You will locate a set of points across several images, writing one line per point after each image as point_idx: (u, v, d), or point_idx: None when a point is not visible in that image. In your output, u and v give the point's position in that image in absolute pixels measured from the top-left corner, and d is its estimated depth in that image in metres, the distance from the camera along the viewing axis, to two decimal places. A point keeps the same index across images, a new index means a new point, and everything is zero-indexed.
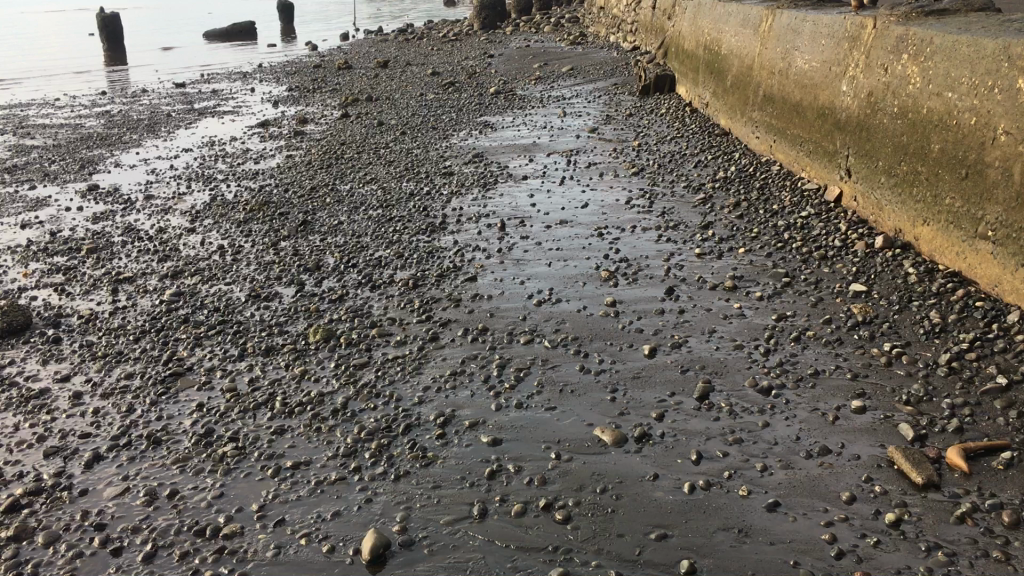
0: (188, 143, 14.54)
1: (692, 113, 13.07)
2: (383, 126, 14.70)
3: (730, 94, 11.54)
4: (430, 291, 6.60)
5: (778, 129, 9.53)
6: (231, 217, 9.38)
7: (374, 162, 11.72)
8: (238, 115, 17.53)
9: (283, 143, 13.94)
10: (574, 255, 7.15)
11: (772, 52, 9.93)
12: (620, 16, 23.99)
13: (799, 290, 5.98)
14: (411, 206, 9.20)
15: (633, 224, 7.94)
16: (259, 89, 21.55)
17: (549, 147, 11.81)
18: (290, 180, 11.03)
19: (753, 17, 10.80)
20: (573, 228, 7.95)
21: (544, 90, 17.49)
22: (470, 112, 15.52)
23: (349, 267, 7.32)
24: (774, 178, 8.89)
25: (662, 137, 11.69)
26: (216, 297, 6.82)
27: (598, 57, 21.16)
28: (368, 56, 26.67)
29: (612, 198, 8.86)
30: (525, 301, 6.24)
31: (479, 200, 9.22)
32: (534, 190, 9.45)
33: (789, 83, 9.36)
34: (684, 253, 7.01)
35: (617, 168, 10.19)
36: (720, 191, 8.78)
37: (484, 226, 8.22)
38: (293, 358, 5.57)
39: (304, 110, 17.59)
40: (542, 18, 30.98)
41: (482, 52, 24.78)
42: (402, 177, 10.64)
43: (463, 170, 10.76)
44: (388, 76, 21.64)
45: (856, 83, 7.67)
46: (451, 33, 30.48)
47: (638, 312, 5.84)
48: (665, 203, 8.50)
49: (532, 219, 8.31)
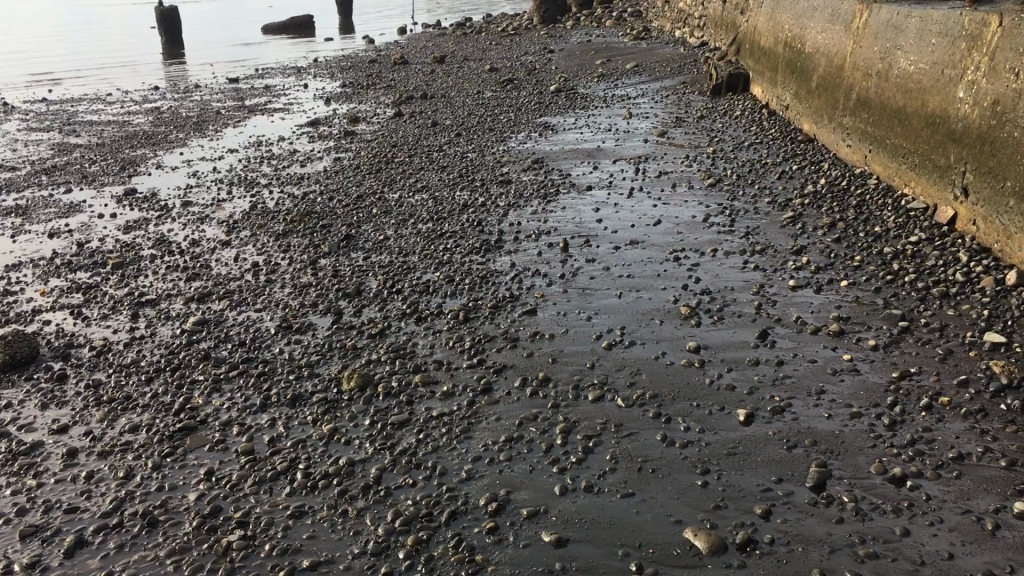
0: (234, 143, 13.95)
1: (770, 117, 12.07)
2: (438, 127, 13.94)
3: (816, 97, 10.53)
4: (484, 327, 5.79)
5: (874, 137, 8.52)
6: (270, 229, 8.69)
7: (426, 167, 10.95)
8: (288, 113, 16.92)
9: (332, 144, 13.27)
10: (647, 285, 6.28)
11: (869, 51, 8.89)
12: (687, 11, 22.94)
13: (920, 338, 5.03)
14: (463, 220, 8.41)
15: (714, 246, 7.04)
16: (312, 85, 20.97)
17: (614, 152, 10.93)
18: (336, 186, 10.32)
19: (845, 11, 9.75)
20: (645, 250, 7.07)
21: (608, 88, 16.57)
22: (530, 111, 14.69)
23: (394, 294, 6.55)
24: (872, 194, 7.89)
25: (739, 143, 10.72)
26: (243, 328, 6.10)
27: (665, 53, 20.13)
28: (425, 51, 25.94)
29: (686, 214, 7.97)
30: (593, 342, 5.39)
31: (539, 214, 8.38)
32: (599, 203, 8.60)
33: (889, 86, 8.33)
34: (776, 285, 6.09)
35: (690, 178, 9.28)
36: (811, 208, 7.82)
37: (545, 245, 7.38)
38: (322, 412, 4.81)
39: (356, 107, 16.93)
40: (605, 11, 29.98)
41: (543, 47, 23.90)
42: (456, 185, 9.85)
43: (522, 178, 9.94)
44: (444, 72, 20.89)
45: (976, 88, 6.64)
46: (511, 27, 29.63)
47: (727, 362, 4.95)
48: (748, 222, 7.58)
49: (599, 239, 7.45)
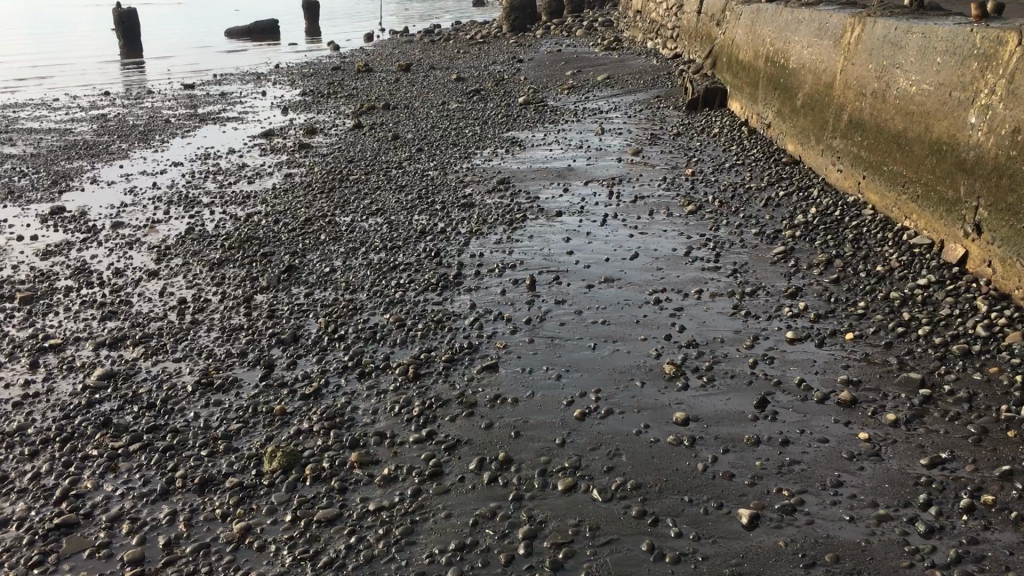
0: (179, 155, 13.03)
1: (751, 135, 11.40)
2: (398, 140, 13.12)
3: (801, 116, 9.86)
4: (437, 387, 4.98)
5: (869, 163, 7.84)
6: (204, 257, 7.83)
7: (382, 186, 10.12)
8: (241, 122, 16.00)
9: (284, 158, 12.40)
10: (625, 335, 5.51)
11: (862, 69, 8.23)
12: (659, 21, 22.32)
13: (947, 411, 4.29)
14: (420, 249, 7.61)
15: (698, 285, 6.29)
16: (270, 92, 20.03)
17: (586, 172, 10.20)
18: (283, 207, 9.48)
19: (835, 25, 9.08)
20: (622, 289, 6.31)
21: (578, 101, 15.83)
22: (496, 125, 13.92)
23: (335, 342, 5.72)
24: (869, 227, 7.19)
25: (719, 164, 10.01)
26: (156, 384, 5.25)
27: (637, 65, 19.47)
28: (390, 59, 25.09)
29: (665, 246, 7.23)
30: (564, 410, 4.60)
31: (503, 244, 7.60)
32: (570, 231, 7.84)
33: (885, 108, 7.65)
34: (772, 337, 5.34)
35: (668, 204, 8.56)
36: (802, 242, 7.11)
37: (510, 283, 6.59)
38: (235, 502, 3.97)
39: (314, 117, 16.06)
40: (574, 20, 29.32)
41: (512, 57, 23.15)
42: (413, 208, 9.04)
43: (485, 201, 9.16)
44: (408, 81, 20.06)
45: (992, 114, 5.94)
46: (479, 35, 28.89)
47: (723, 440, 4.18)
48: (735, 258, 6.84)
49: (570, 275, 6.67)
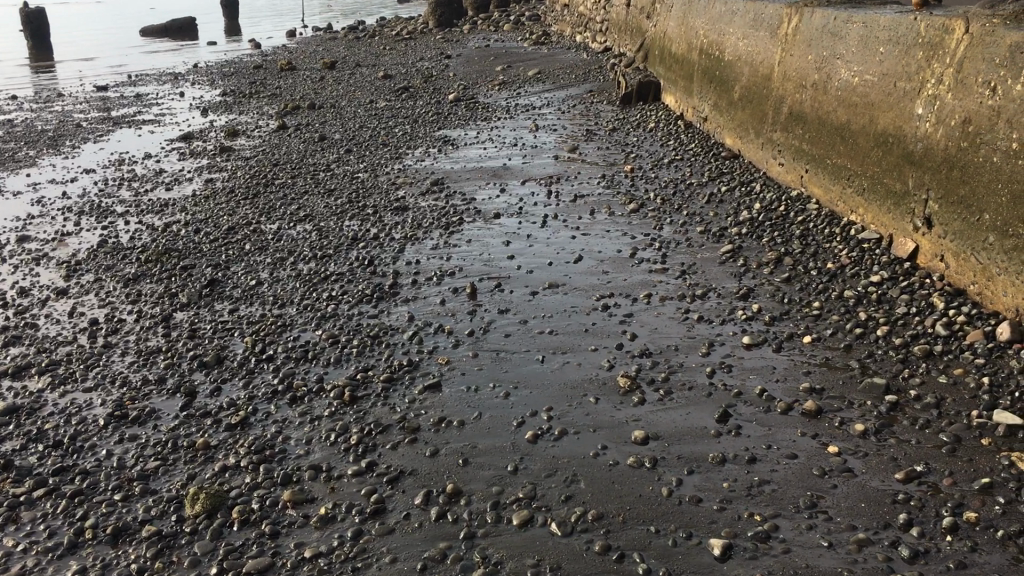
0: (92, 162, 12.36)
1: (687, 129, 11.24)
2: (325, 141, 12.64)
3: (739, 109, 9.71)
4: (375, 411, 4.61)
5: (812, 156, 7.69)
6: (119, 272, 7.33)
7: (310, 190, 9.68)
8: (159, 125, 15.31)
9: (205, 162, 11.85)
10: (575, 346, 5.22)
11: (801, 60, 8.08)
12: (587, 15, 22.15)
13: (916, 418, 4.08)
14: (352, 258, 7.22)
15: (646, 289, 6.03)
16: (189, 93, 19.30)
17: (522, 170, 9.90)
18: (205, 215, 8.99)
19: (771, 16, 8.93)
20: (568, 295, 6.02)
21: (510, 97, 15.52)
22: (427, 123, 13.54)
23: (263, 363, 5.31)
24: (815, 222, 7.03)
25: (658, 160, 9.81)
26: (63, 418, 4.78)
27: (567, 59, 19.24)
28: (314, 57, 24.46)
29: (609, 248, 6.97)
30: (514, 432, 4.27)
31: (440, 250, 7.25)
32: (510, 234, 7.53)
33: (826, 100, 7.50)
34: (728, 342, 5.10)
35: (609, 202, 8.31)
36: (749, 239, 6.91)
37: (449, 292, 6.25)
38: (153, 555, 3.57)
39: (236, 119, 15.46)
40: (501, 15, 29.04)
41: (440, 53, 22.74)
42: (344, 213, 8.63)
43: (419, 204, 8.79)
44: (334, 80, 19.51)
45: (939, 105, 5.79)
46: (406, 31, 28.37)
47: (686, 460, 3.90)
48: (682, 258, 6.61)
49: (512, 282, 6.36)
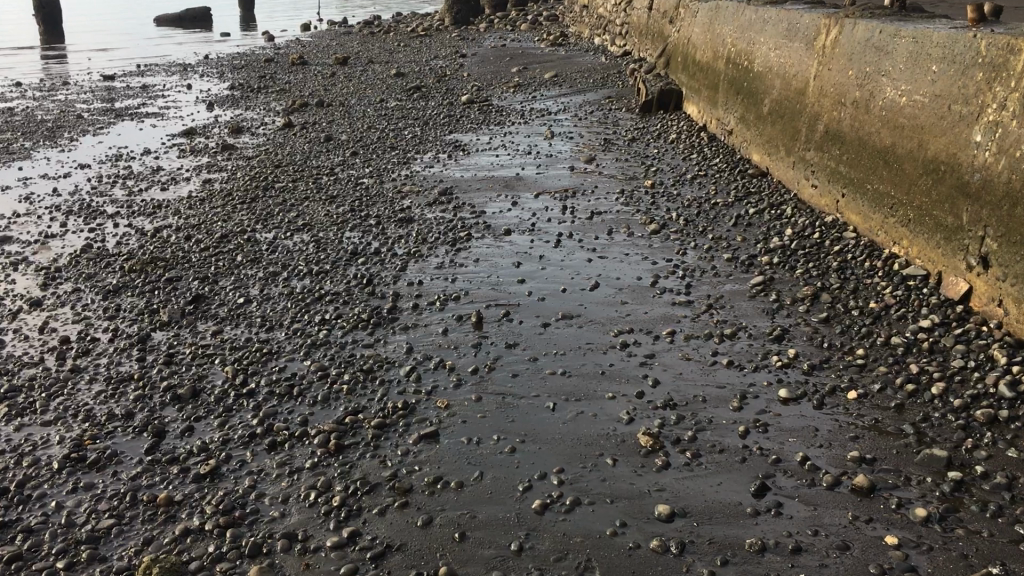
0: (87, 156, 11.87)
1: (711, 142, 10.69)
2: (331, 142, 12.12)
3: (769, 124, 9.16)
4: (363, 464, 4.07)
5: (850, 180, 7.13)
6: (99, 282, 6.81)
7: (311, 196, 9.16)
8: (161, 118, 14.82)
9: (205, 161, 11.35)
10: (590, 391, 4.68)
11: (840, 75, 7.52)
12: (607, 17, 21.61)
13: (985, 503, 3.51)
14: (350, 275, 6.69)
15: (668, 324, 5.49)
16: (196, 85, 18.80)
17: (535, 181, 9.38)
18: (199, 220, 8.48)
19: (807, 27, 8.37)
20: (583, 330, 5.48)
21: (525, 100, 15.00)
22: (438, 126, 13.02)
23: (242, 399, 4.77)
24: (852, 253, 6.48)
25: (680, 175, 9.26)
26: (14, 459, 4.26)
27: (585, 62, 18.71)
28: (327, 51, 23.97)
29: (628, 275, 6.43)
30: (520, 499, 3.73)
31: (446, 269, 6.73)
32: (521, 253, 7.01)
33: (868, 120, 6.94)
34: (762, 394, 4.54)
35: (628, 221, 7.78)
36: (780, 270, 6.36)
37: (454, 320, 5.73)
38: None
39: (242, 114, 14.96)
40: (517, 14, 28.50)
41: (454, 51, 22.22)
42: (344, 224, 8.11)
43: (426, 216, 8.27)
44: (345, 76, 19.01)
45: (1002, 132, 5.22)
46: (421, 27, 27.86)
47: (719, 546, 3.35)
48: (708, 290, 6.06)
49: (522, 311, 5.84)
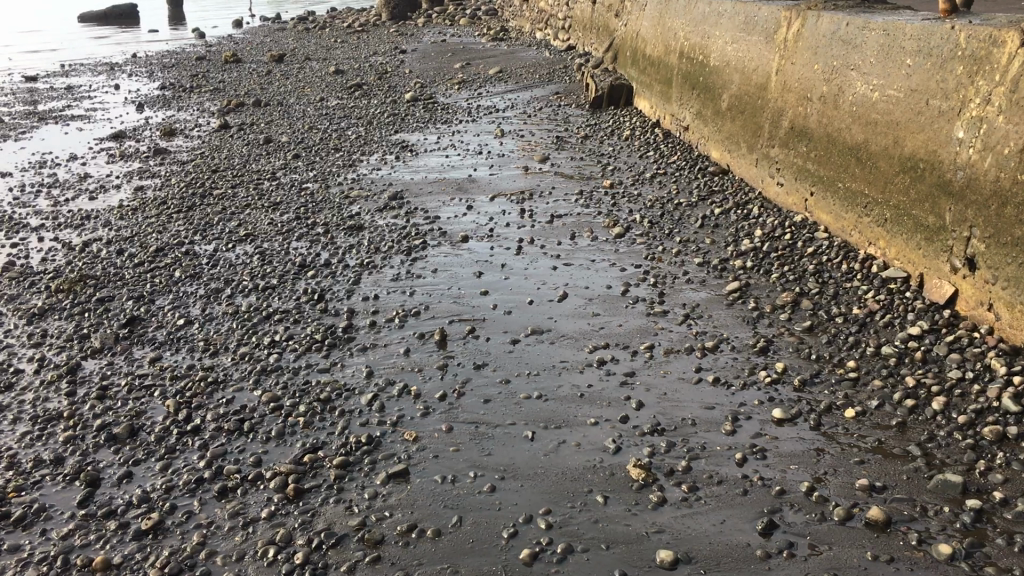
0: (9, 164, 11.17)
1: (666, 139, 10.43)
2: (270, 144, 11.58)
3: (727, 120, 8.90)
4: (326, 512, 3.65)
5: (819, 178, 6.88)
6: (24, 304, 6.26)
7: (253, 203, 8.65)
8: (88, 121, 14.07)
9: (137, 166, 10.75)
10: (569, 416, 4.32)
11: (804, 70, 7.27)
12: (549, 11, 21.30)
13: (1011, 536, 3.23)
14: (300, 290, 6.25)
15: (645, 337, 5.17)
16: (125, 85, 17.99)
17: (489, 183, 9.01)
18: (132, 232, 7.94)
19: (767, 19, 8.12)
20: (555, 347, 5.12)
21: (471, 97, 14.60)
22: (383, 125, 12.56)
23: (187, 438, 4.31)
24: (827, 254, 6.23)
25: (638, 174, 8.97)
26: None
27: (529, 57, 18.37)
28: (262, 48, 23.23)
29: (596, 283, 6.10)
30: (505, 548, 3.37)
31: (402, 281, 6.32)
32: (481, 262, 6.64)
33: (837, 115, 6.70)
34: (755, 415, 4.24)
35: (590, 224, 7.46)
36: (755, 276, 6.09)
37: (415, 339, 5.33)
38: None
39: (175, 116, 14.30)
40: (456, 8, 28.04)
41: (394, 47, 21.70)
42: (290, 233, 7.64)
43: (376, 222, 7.84)
44: (281, 74, 18.39)
45: (987, 129, 4.98)
46: (358, 23, 27.25)
47: None
48: (683, 298, 5.75)
49: (488, 327, 5.46)
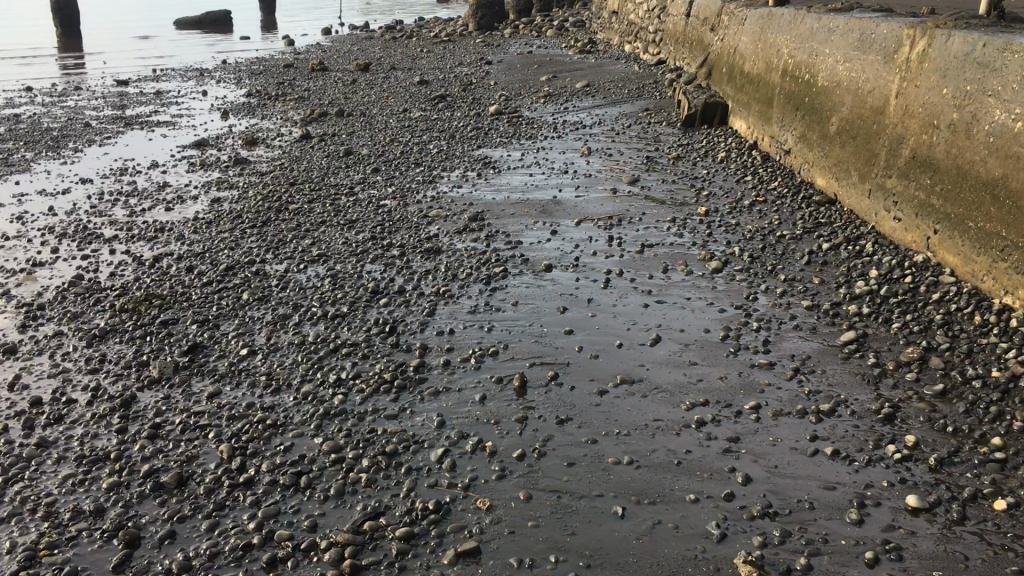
0: (91, 170, 11.09)
1: (765, 163, 9.79)
2: (351, 157, 11.28)
3: (837, 145, 8.23)
4: None
5: (948, 215, 6.18)
6: (86, 323, 5.99)
7: (328, 220, 8.31)
8: (172, 127, 14.04)
9: (215, 176, 10.55)
10: (665, 490, 3.77)
11: (931, 94, 6.57)
12: (639, 24, 20.71)
13: None
14: (371, 320, 5.84)
15: (750, 395, 4.58)
16: (212, 92, 18.03)
17: (574, 206, 8.51)
18: (204, 247, 7.66)
19: (887, 37, 7.44)
20: (648, 401, 4.57)
21: (557, 112, 14.13)
22: (465, 140, 12.17)
23: (238, 492, 3.90)
24: (955, 303, 5.54)
25: (736, 201, 8.36)
26: None
27: (618, 71, 17.82)
28: (348, 57, 23.18)
29: (693, 326, 5.53)
30: None
31: (480, 314, 5.86)
32: (566, 296, 6.13)
33: (970, 147, 6.01)
34: (885, 501, 3.62)
35: (683, 256, 6.89)
36: (872, 325, 5.44)
37: (493, 385, 4.85)
38: None
39: (257, 124, 14.17)
40: (544, 20, 27.64)
41: (479, 58, 21.39)
42: (364, 255, 7.26)
43: (455, 245, 7.40)
44: (365, 84, 18.21)
45: None
46: (445, 32, 27.09)
47: None
48: (791, 348, 5.14)
49: (573, 373, 4.95)
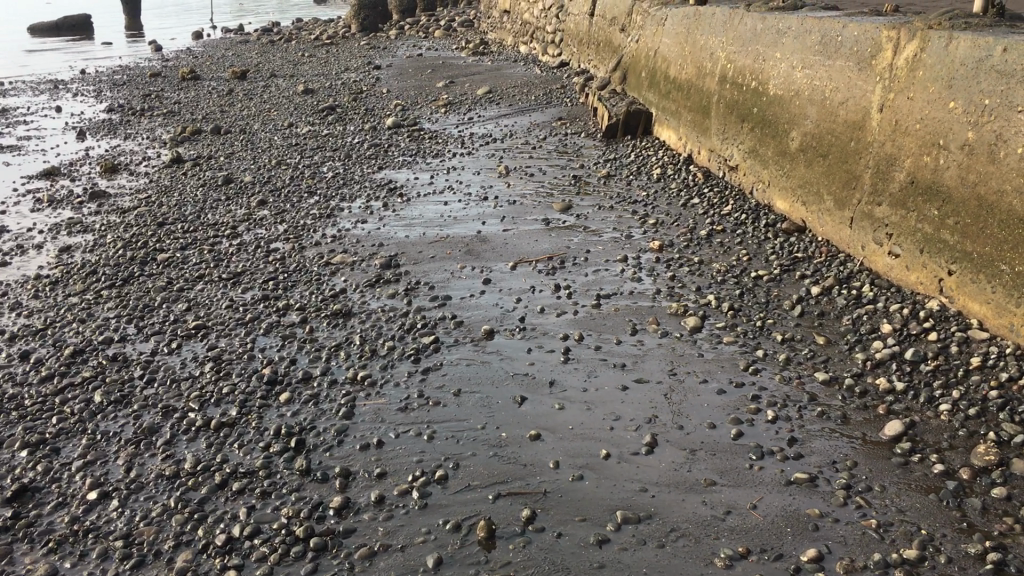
0: None
1: (708, 180, 8.72)
2: (232, 185, 9.69)
3: (801, 163, 7.18)
4: None
5: (968, 254, 5.15)
6: None
7: (207, 274, 6.77)
8: (17, 153, 12.05)
9: (66, 215, 8.80)
10: None
11: (933, 108, 5.53)
12: (534, 23, 19.55)
13: None
14: (270, 428, 4.39)
15: (802, 536, 3.38)
16: (67, 108, 15.93)
17: (503, 242, 7.22)
18: (46, 319, 6.03)
19: (860, 40, 6.40)
20: (668, 556, 3.31)
21: (461, 123, 12.80)
22: (364, 159, 10.73)
23: None
24: (1005, 370, 4.48)
25: (691, 231, 7.23)
26: None
27: (519, 74, 16.62)
28: (222, 63, 21.25)
29: (691, 419, 4.31)
30: None
31: (415, 412, 4.50)
32: (521, 378, 4.83)
33: (995, 173, 4.96)
34: None
35: (649, 310, 5.69)
36: (913, 406, 4.33)
37: (449, 536, 3.51)
38: None
39: (119, 145, 12.33)
40: (430, 19, 26.24)
41: (366, 62, 19.87)
42: (255, 323, 5.78)
43: (369, 304, 6.00)
44: (244, 94, 16.45)
45: None
46: (326, 35, 25.37)
47: None
48: (828, 450, 3.97)
49: (555, 508, 3.65)
